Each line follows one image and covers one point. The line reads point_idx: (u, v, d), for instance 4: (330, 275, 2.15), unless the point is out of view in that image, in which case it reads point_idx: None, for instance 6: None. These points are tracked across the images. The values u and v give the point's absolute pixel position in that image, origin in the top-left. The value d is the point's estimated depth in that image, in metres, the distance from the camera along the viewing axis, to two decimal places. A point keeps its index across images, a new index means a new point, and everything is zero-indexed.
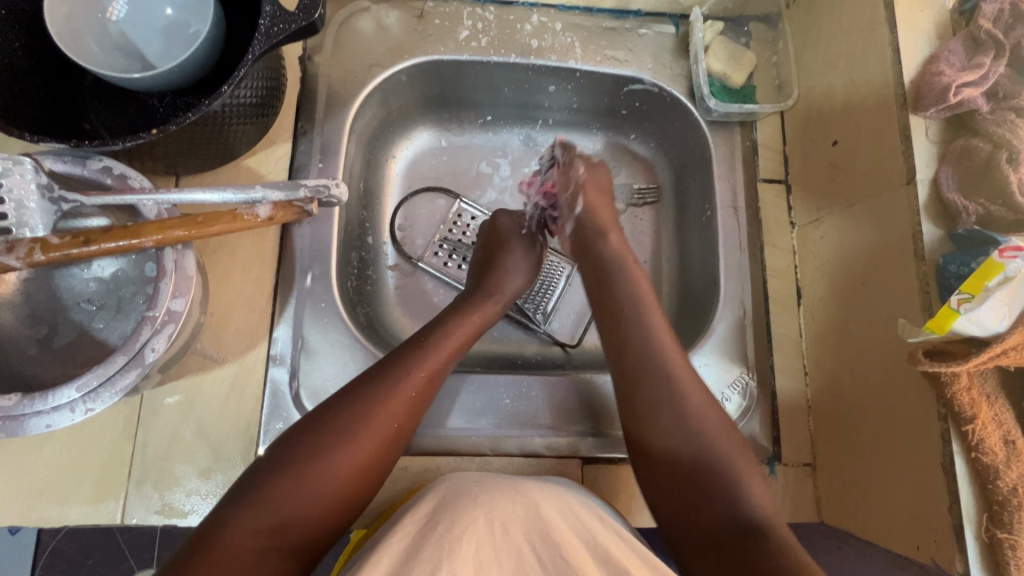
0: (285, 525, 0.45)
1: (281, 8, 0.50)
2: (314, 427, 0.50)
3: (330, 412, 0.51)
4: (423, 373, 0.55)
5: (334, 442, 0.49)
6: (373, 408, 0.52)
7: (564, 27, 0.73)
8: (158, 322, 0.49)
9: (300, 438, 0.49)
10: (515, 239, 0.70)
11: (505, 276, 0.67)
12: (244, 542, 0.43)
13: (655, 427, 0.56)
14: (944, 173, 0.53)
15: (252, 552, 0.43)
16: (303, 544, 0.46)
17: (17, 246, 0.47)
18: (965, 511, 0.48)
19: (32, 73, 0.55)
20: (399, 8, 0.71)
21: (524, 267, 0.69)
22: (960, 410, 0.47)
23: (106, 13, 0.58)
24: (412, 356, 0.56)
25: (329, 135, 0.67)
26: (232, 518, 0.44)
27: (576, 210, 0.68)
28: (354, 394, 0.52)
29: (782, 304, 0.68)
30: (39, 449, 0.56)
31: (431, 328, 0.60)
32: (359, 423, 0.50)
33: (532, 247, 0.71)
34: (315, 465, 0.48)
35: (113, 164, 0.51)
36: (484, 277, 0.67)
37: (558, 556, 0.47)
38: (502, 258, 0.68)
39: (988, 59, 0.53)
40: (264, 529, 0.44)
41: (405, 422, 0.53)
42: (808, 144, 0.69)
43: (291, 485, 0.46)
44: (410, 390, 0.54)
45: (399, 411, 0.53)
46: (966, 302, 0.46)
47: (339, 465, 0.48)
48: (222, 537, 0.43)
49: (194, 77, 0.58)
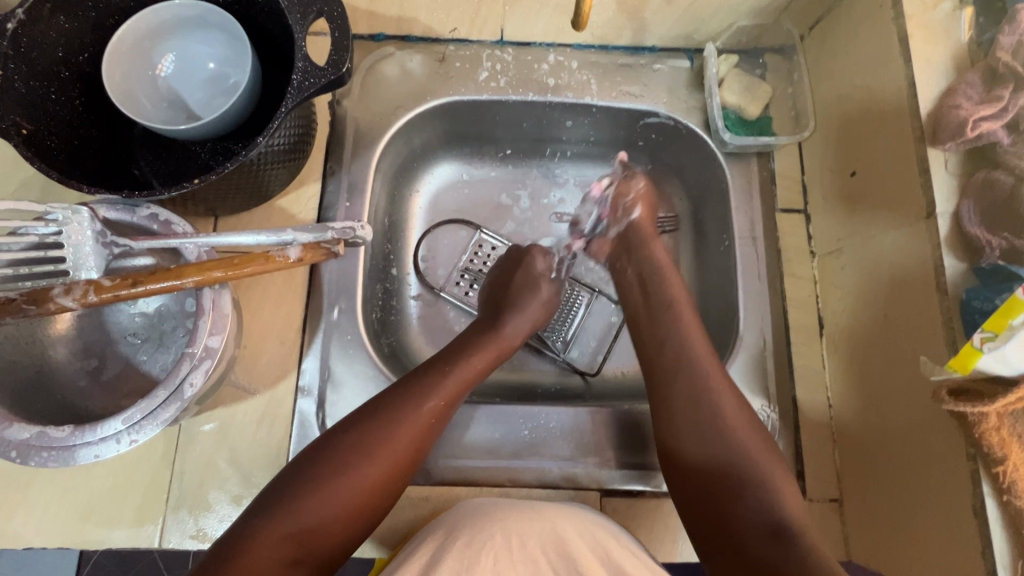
0: (306, 539, 0.48)
1: (311, 64, 0.54)
2: (335, 446, 0.53)
3: (353, 431, 0.54)
4: (440, 402, 0.57)
5: (353, 463, 0.52)
6: (392, 434, 0.54)
7: (580, 65, 0.76)
8: (197, 358, 0.52)
9: (322, 454, 0.52)
10: (540, 279, 0.71)
11: (523, 312, 0.69)
12: (267, 553, 0.46)
13: (690, 446, 0.57)
14: (965, 206, 0.52)
15: (276, 562, 0.46)
16: (322, 557, 0.49)
17: (74, 288, 0.51)
18: (999, 557, 0.46)
19: (90, 127, 0.61)
20: (422, 53, 0.75)
21: (543, 300, 0.71)
22: (989, 451, 0.46)
23: (156, 70, 0.64)
24: (432, 384, 0.58)
25: (356, 175, 0.71)
26: (260, 530, 0.47)
27: (630, 217, 0.72)
28: (374, 418, 0.54)
29: (804, 335, 0.68)
30: (85, 474, 0.60)
31: (451, 357, 0.62)
32: (380, 445, 0.53)
33: (554, 288, 0.72)
34: (335, 484, 0.50)
35: (159, 211, 0.56)
36: (501, 308, 0.69)
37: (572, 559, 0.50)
38: (522, 295, 0.69)
39: (1007, 92, 0.52)
40: (288, 537, 0.48)
41: (422, 447, 0.56)
42: (827, 174, 0.69)
43: (315, 501, 0.49)
44: (429, 417, 0.56)
45: (419, 436, 0.55)
46: (989, 341, 0.45)
47: (358, 487, 0.51)
48: (249, 547, 0.46)
49: (233, 126, 0.62)
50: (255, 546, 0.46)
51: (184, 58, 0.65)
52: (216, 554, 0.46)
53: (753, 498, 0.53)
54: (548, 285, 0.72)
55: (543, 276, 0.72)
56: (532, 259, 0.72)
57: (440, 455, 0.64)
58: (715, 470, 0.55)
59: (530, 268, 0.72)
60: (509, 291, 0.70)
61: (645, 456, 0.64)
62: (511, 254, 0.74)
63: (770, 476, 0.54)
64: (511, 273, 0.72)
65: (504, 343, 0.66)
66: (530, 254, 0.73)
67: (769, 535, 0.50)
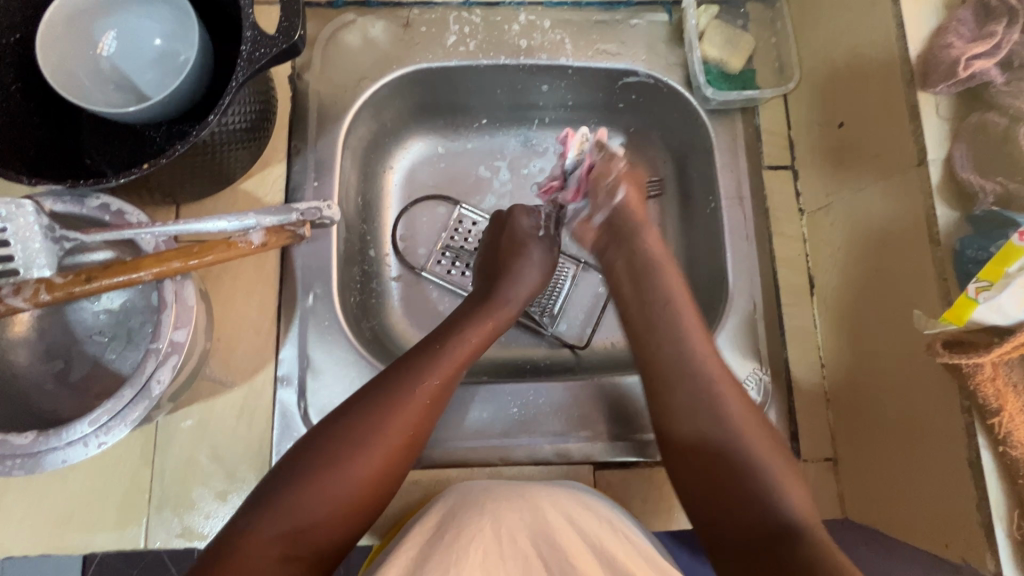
0: (302, 536, 0.46)
1: (261, 32, 0.50)
2: (325, 437, 0.50)
3: (343, 420, 0.51)
4: (434, 381, 0.55)
5: (346, 450, 0.49)
6: (387, 417, 0.51)
7: (553, 24, 0.72)
8: (162, 354, 0.50)
9: (313, 447, 0.50)
10: (527, 241, 0.68)
11: (517, 281, 0.66)
12: (261, 550, 0.44)
13: (680, 425, 0.54)
14: (958, 151, 0.50)
15: (272, 560, 0.44)
16: (322, 553, 0.46)
17: (23, 288, 0.49)
18: (994, 508, 0.45)
19: (30, 114, 0.56)
20: (385, 18, 0.71)
21: (535, 268, 0.68)
22: (984, 403, 0.45)
23: (97, 49, 0.59)
24: (424, 365, 0.56)
25: (323, 152, 0.67)
26: (251, 529, 0.45)
27: (616, 198, 0.67)
28: (365, 403, 0.52)
29: (794, 295, 0.66)
30: (62, 477, 0.58)
31: (442, 336, 0.59)
32: (373, 432, 0.51)
33: (544, 250, 0.69)
34: (328, 475, 0.48)
35: (111, 201, 0.52)
36: (494, 281, 0.66)
37: (562, 559, 0.48)
38: (513, 263, 0.67)
39: (1001, 27, 0.50)
40: (282, 537, 0.45)
41: (418, 430, 0.53)
42: (814, 126, 0.67)
43: (311, 491, 0.47)
44: (423, 397, 0.54)
45: (416, 419, 0.53)
46: (984, 290, 0.44)
47: (352, 478, 0.49)
48: (241, 548, 0.44)
49: (186, 107, 0.58)
50: (250, 544, 0.44)
51: (126, 35, 0.60)
52: (208, 558, 0.44)
53: (757, 479, 0.50)
54: (537, 245, 0.69)
55: (530, 236, 0.69)
56: (516, 219, 0.70)
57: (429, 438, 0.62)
58: (715, 454, 0.52)
59: (515, 231, 0.69)
60: (501, 259, 0.67)
61: (637, 427, 0.63)
62: (495, 220, 0.72)
63: (762, 440, 0.53)
64: (499, 240, 0.69)
65: (501, 314, 0.63)
66: (511, 216, 0.70)
67: (771, 528, 0.47)
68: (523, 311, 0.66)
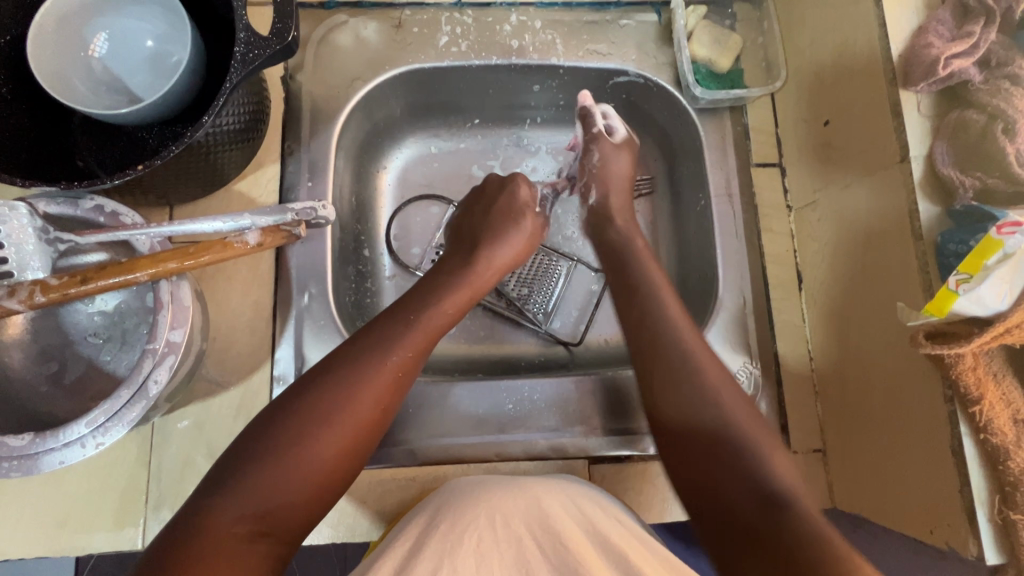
0: (270, 512, 0.44)
1: (255, 33, 0.50)
2: (292, 410, 0.48)
3: (309, 392, 0.49)
4: (406, 354, 0.53)
5: (313, 427, 0.47)
6: (357, 388, 0.50)
7: (544, 25, 0.72)
8: (159, 353, 0.50)
9: (279, 418, 0.48)
10: (521, 211, 0.69)
11: (502, 246, 0.66)
12: (229, 527, 0.42)
13: None
14: (939, 148, 0.52)
15: (241, 537, 0.42)
16: (291, 528, 0.45)
17: (18, 290, 0.48)
18: (976, 493, 0.47)
19: (23, 116, 0.56)
20: (377, 19, 0.71)
21: (517, 237, 0.68)
22: (965, 392, 0.46)
23: (88, 51, 0.59)
24: (397, 336, 0.54)
25: (317, 153, 0.68)
26: (217, 506, 0.43)
27: (590, 199, 0.72)
28: (333, 377, 0.50)
29: (783, 290, 0.68)
30: (58, 479, 0.58)
31: (416, 306, 0.58)
32: (343, 406, 0.49)
33: (536, 224, 0.70)
34: (299, 449, 0.46)
35: (104, 202, 0.52)
36: (476, 249, 0.65)
37: (558, 543, 0.48)
38: (503, 228, 0.67)
39: (979, 27, 0.52)
40: (250, 515, 0.43)
41: (388, 403, 0.52)
42: (800, 124, 0.68)
43: (278, 468, 0.45)
44: (395, 370, 0.52)
45: (386, 392, 0.51)
46: (964, 282, 0.45)
47: (322, 452, 0.47)
48: (206, 526, 0.42)
49: (179, 107, 0.58)
50: (216, 524, 0.42)
51: (118, 36, 0.60)
52: (173, 535, 0.42)
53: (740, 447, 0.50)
54: (531, 218, 0.70)
55: (527, 208, 0.70)
56: (515, 187, 0.70)
57: (425, 435, 0.63)
58: (694, 435, 0.51)
59: (514, 197, 0.70)
60: (489, 226, 0.67)
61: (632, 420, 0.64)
62: (490, 184, 0.72)
63: None
64: (493, 202, 0.69)
65: (478, 284, 0.63)
66: (513, 182, 0.70)
67: (757, 503, 0.45)
68: (498, 281, 0.66)
